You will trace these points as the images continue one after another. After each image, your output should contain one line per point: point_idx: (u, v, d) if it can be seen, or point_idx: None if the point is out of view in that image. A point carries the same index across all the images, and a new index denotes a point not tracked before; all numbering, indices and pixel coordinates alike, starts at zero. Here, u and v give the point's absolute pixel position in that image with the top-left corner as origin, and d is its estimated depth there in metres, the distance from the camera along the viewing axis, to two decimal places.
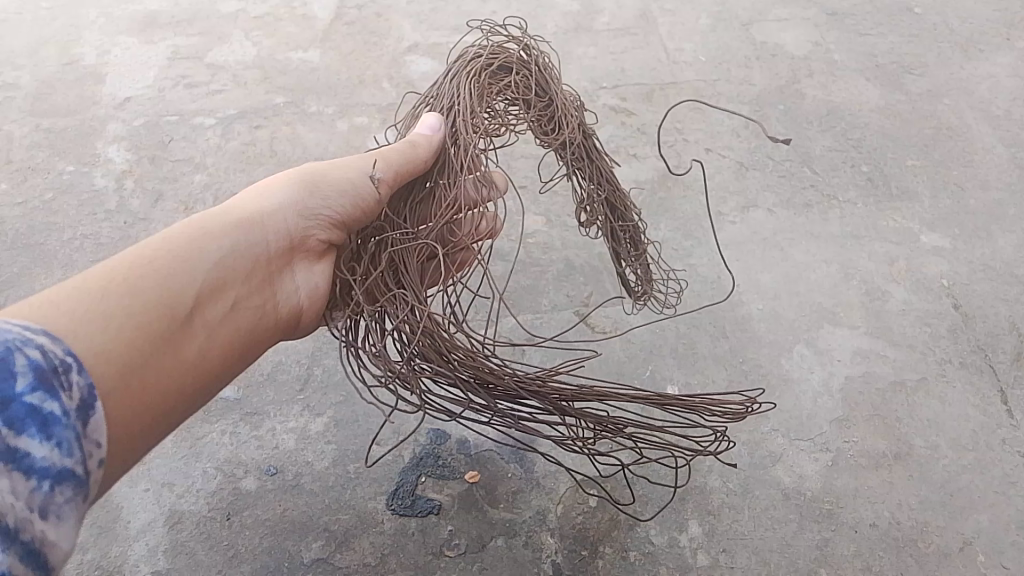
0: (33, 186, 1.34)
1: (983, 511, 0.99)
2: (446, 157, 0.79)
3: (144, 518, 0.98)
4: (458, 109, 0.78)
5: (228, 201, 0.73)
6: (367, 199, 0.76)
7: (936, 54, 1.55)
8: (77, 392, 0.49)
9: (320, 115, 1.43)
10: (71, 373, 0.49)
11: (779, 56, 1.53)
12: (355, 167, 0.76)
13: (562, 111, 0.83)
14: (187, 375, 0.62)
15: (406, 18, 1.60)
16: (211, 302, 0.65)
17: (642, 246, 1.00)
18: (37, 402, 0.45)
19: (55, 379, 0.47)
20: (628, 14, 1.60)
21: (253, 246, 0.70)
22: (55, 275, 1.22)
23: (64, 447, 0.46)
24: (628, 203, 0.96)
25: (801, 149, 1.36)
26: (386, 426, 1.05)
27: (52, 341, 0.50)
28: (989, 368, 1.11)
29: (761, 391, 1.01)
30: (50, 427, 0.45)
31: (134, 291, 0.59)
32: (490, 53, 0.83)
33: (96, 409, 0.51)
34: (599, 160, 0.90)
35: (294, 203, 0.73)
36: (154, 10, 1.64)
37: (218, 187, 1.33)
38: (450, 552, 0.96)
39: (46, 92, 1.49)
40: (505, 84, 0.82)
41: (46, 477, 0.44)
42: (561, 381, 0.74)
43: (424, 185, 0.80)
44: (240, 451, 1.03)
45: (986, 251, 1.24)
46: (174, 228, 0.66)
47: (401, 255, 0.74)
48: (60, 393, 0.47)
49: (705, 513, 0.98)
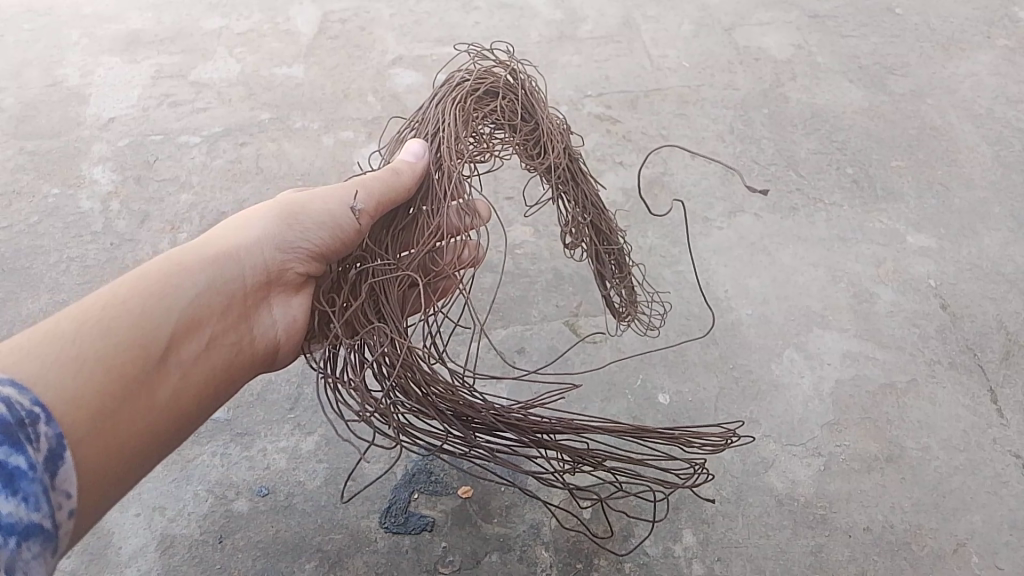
0: (18, 210, 1.33)
1: (976, 511, 0.99)
2: (430, 184, 0.78)
3: (135, 543, 0.97)
4: (443, 134, 0.78)
5: (205, 235, 0.73)
6: (346, 229, 0.75)
7: (918, 54, 1.56)
8: (45, 443, 0.49)
9: (305, 131, 1.43)
10: (38, 425, 0.49)
11: (762, 60, 1.53)
12: (333, 198, 0.76)
13: (548, 135, 0.83)
14: (162, 415, 0.62)
15: (389, 31, 1.60)
16: (188, 339, 0.66)
17: (626, 266, 1.00)
18: (3, 458, 0.44)
19: (21, 432, 0.47)
20: (611, 21, 1.61)
21: (229, 281, 0.70)
22: (41, 299, 1.21)
23: (30, 502, 0.45)
24: (612, 226, 0.96)
25: (786, 153, 1.37)
26: (367, 455, 1.03)
27: (19, 391, 0.50)
28: (979, 368, 1.11)
29: (740, 424, 0.99)
30: (15, 482, 0.45)
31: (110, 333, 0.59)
32: (476, 77, 0.83)
33: (63, 460, 0.51)
34: (583, 182, 0.89)
35: (271, 236, 0.74)
36: (137, 29, 1.63)
37: (204, 206, 1.32)
38: (445, 569, 0.95)
39: (30, 114, 1.48)
40: (491, 108, 0.82)
41: (13, 533, 0.44)
42: (538, 413, 0.74)
43: (406, 212, 0.79)
44: (231, 472, 1.03)
45: (972, 250, 1.24)
46: (150, 264, 0.66)
47: (382, 286, 0.74)
48: (26, 446, 0.47)
49: (700, 521, 0.98)
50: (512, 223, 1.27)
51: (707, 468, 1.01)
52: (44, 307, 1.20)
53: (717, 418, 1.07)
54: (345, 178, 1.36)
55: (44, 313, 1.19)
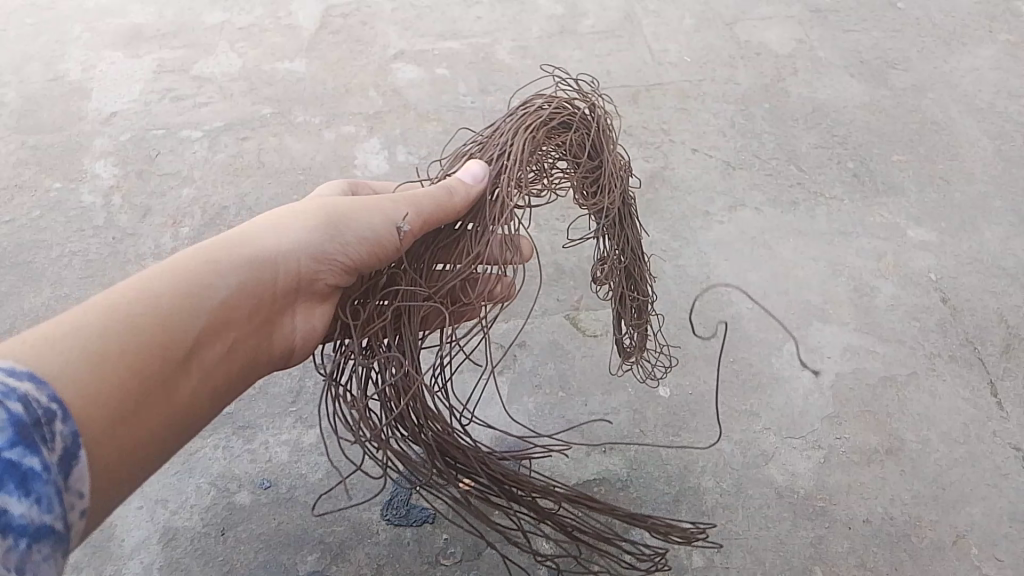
0: (20, 204, 1.34)
1: (976, 504, 1.00)
2: (482, 208, 0.76)
3: (138, 535, 0.98)
4: (507, 163, 0.75)
5: (248, 233, 0.72)
6: (388, 248, 0.74)
7: (919, 48, 1.56)
8: (59, 442, 0.49)
9: (307, 126, 1.43)
10: (54, 424, 0.49)
11: (762, 55, 1.53)
12: (380, 212, 0.73)
13: (609, 178, 0.82)
14: (171, 421, 0.62)
15: (390, 26, 1.60)
16: (211, 343, 0.66)
17: (645, 315, 0.98)
18: (17, 459, 0.44)
19: (37, 433, 0.47)
20: (613, 16, 1.61)
21: (260, 285, 0.70)
22: (44, 293, 1.21)
23: (43, 503, 0.45)
24: (643, 271, 0.95)
25: (787, 148, 1.37)
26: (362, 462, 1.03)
27: (37, 387, 0.49)
28: (979, 361, 1.11)
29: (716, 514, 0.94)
30: (29, 483, 0.44)
31: (140, 336, 0.59)
32: (555, 107, 0.79)
33: (78, 458, 0.51)
34: (629, 228, 0.89)
35: (311, 245, 0.72)
36: (139, 24, 1.63)
37: (206, 201, 1.32)
38: (446, 560, 0.96)
39: (31, 109, 1.48)
40: (561, 141, 0.79)
41: (24, 533, 0.44)
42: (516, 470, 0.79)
43: (451, 232, 0.78)
44: (233, 465, 1.03)
45: (973, 244, 1.24)
46: (191, 260, 0.66)
47: (408, 310, 0.74)
48: (41, 447, 0.46)
49: (699, 514, 0.99)
50: None
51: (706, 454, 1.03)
52: (46, 301, 1.20)
53: (718, 411, 1.07)
54: (346, 172, 1.36)
55: (47, 307, 1.20)
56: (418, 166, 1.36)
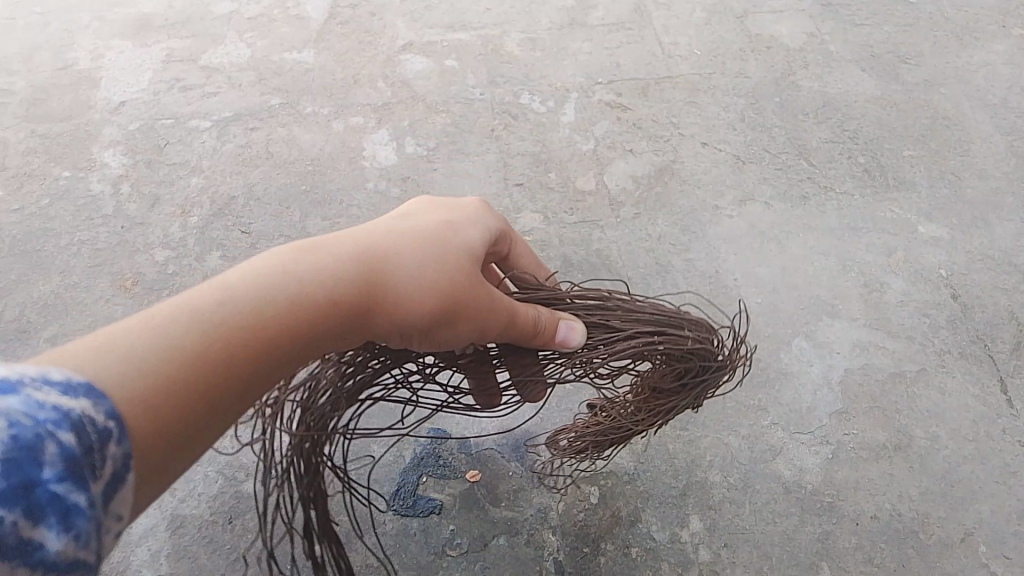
0: (30, 192, 1.34)
1: (984, 501, 1.00)
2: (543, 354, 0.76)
3: (146, 522, 0.98)
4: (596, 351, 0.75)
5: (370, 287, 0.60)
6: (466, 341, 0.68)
7: (932, 43, 1.54)
8: (110, 466, 0.45)
9: (315, 116, 1.43)
10: (108, 446, 0.45)
11: (773, 49, 1.52)
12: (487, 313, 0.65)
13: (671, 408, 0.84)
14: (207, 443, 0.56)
15: (399, 17, 1.60)
16: (294, 365, 0.57)
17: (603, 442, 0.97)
18: (64, 492, 0.40)
19: (87, 464, 0.43)
20: (623, 8, 1.60)
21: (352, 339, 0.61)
22: (54, 281, 1.22)
23: (81, 539, 0.41)
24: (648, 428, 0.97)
25: (797, 142, 1.36)
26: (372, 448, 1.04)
27: (94, 403, 0.45)
28: (989, 358, 1.11)
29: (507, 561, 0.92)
30: (71, 518, 0.41)
31: (206, 350, 0.52)
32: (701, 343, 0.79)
33: (125, 482, 0.47)
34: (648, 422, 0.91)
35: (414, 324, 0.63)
36: (147, 13, 1.63)
37: (214, 190, 1.32)
38: (452, 551, 0.96)
39: (41, 97, 1.48)
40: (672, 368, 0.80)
41: (55, 568, 0.40)
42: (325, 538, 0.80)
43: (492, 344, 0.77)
44: (241, 455, 1.03)
45: (983, 241, 1.23)
46: (299, 268, 0.57)
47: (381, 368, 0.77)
48: (88, 481, 0.43)
49: (706, 508, 0.99)
50: (521, 210, 1.27)
51: (713, 448, 1.03)
52: (56, 289, 1.21)
53: (726, 406, 1.06)
54: (354, 163, 1.35)
55: (57, 295, 1.20)
56: (425, 157, 1.36)
